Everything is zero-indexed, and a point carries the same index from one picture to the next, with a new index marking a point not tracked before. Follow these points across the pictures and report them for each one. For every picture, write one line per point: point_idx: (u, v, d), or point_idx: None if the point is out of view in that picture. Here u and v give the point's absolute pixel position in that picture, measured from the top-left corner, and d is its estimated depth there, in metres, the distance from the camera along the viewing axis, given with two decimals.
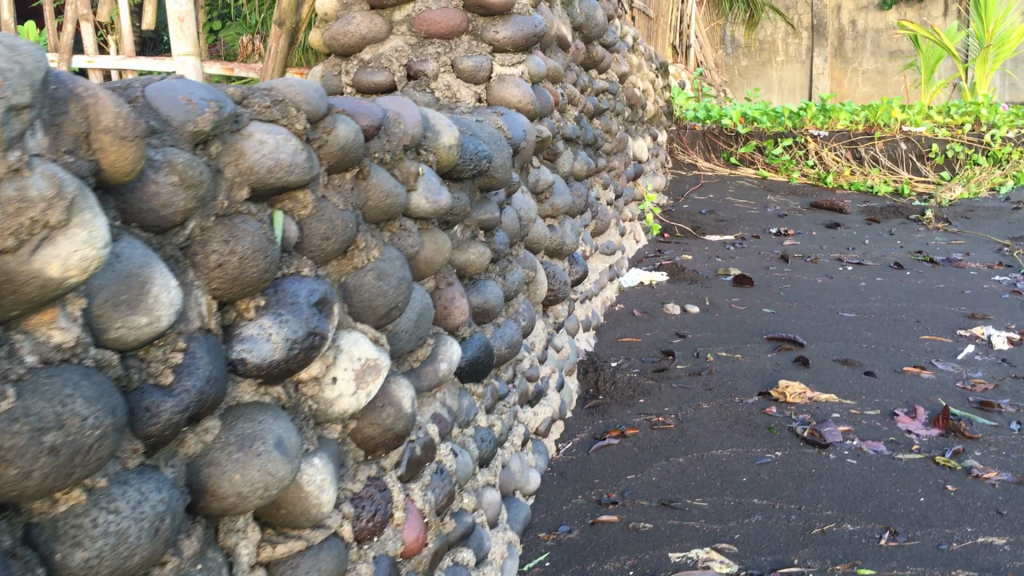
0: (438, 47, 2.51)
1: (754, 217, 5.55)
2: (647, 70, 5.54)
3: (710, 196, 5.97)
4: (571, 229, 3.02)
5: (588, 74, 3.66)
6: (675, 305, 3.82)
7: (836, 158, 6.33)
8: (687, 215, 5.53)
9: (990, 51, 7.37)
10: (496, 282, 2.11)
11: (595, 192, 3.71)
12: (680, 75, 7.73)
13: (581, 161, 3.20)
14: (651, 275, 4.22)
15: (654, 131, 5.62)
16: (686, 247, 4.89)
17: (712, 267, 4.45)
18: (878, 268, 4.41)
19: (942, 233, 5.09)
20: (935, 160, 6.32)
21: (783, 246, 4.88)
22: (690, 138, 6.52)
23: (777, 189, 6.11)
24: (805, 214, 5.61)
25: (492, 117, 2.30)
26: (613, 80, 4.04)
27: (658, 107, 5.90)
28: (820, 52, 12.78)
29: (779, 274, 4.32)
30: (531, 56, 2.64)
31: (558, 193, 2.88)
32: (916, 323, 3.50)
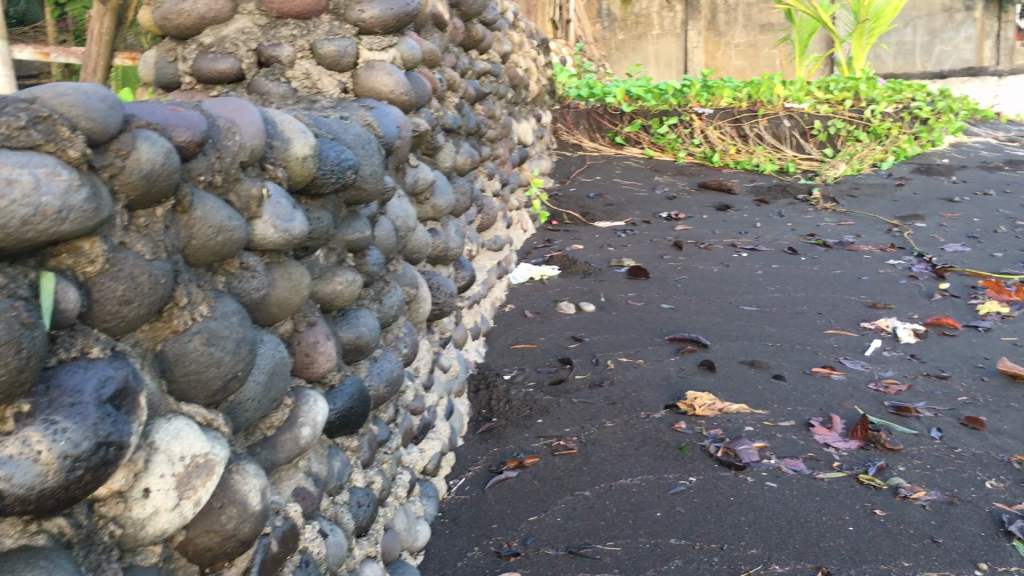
0: (294, 27, 2.18)
1: (642, 200, 5.35)
2: (528, 48, 5.25)
3: (597, 178, 5.75)
4: (456, 231, 2.72)
5: (468, 55, 3.33)
6: (570, 303, 3.55)
7: (722, 136, 6.16)
8: (575, 200, 5.30)
9: (865, 26, 7.27)
10: (371, 310, 1.79)
11: (480, 184, 3.41)
12: (562, 52, 7.48)
13: (465, 152, 2.89)
14: (542, 270, 3.95)
15: (538, 111, 5.35)
16: (575, 236, 4.65)
17: (604, 258, 4.21)
18: (772, 253, 4.25)
19: (831, 213, 4.94)
20: (818, 137, 6.18)
21: (675, 231, 4.68)
22: (574, 117, 6.32)
23: (664, 169, 5.93)
24: (694, 195, 5.44)
25: (360, 112, 1.97)
26: (495, 60, 3.74)
27: (541, 87, 5.63)
28: (694, 25, 12.78)
29: (674, 263, 4.11)
30: (404, 38, 2.32)
31: (439, 192, 2.57)
32: (819, 316, 3.32)
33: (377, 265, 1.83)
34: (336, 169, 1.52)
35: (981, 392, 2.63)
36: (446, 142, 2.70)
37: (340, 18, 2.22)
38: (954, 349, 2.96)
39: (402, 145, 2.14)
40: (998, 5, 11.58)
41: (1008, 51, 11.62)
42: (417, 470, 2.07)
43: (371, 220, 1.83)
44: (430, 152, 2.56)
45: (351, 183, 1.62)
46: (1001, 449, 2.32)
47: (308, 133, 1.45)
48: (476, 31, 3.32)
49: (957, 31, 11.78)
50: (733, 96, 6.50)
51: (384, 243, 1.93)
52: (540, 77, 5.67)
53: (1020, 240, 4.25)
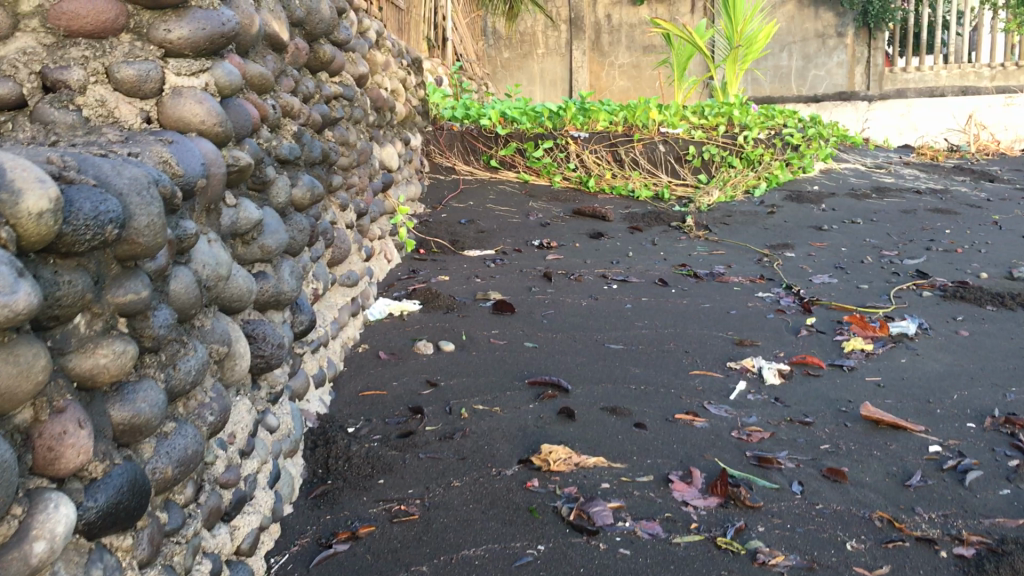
0: (85, 47, 1.89)
1: (515, 227, 5.20)
2: (396, 68, 5.05)
3: (469, 204, 5.57)
4: (292, 272, 2.47)
5: (316, 78, 3.11)
6: (428, 342, 3.35)
7: (597, 160, 6.07)
8: (445, 226, 5.12)
9: (738, 52, 7.31)
10: (157, 381, 1.54)
11: (328, 216, 3.18)
12: (438, 72, 7.30)
13: (306, 184, 2.65)
14: (402, 304, 3.74)
15: (407, 134, 5.15)
16: (443, 266, 4.45)
17: (470, 291, 4.03)
18: (642, 285, 4.14)
19: (703, 241, 4.89)
20: (692, 163, 6.15)
21: (545, 261, 4.53)
22: (448, 139, 6.16)
23: (539, 194, 5.80)
24: (568, 221, 5.32)
25: (156, 147, 1.72)
26: (350, 83, 3.52)
27: (411, 108, 5.43)
28: (578, 45, 12.81)
29: (542, 296, 3.96)
30: (219, 62, 2.08)
31: (269, 230, 2.32)
32: (686, 355, 3.21)
33: (169, 328, 1.58)
34: (92, 223, 1.28)
35: (844, 439, 2.54)
36: (280, 174, 2.46)
37: (143, 38, 1.95)
38: (817, 391, 2.88)
39: (212, 183, 1.90)
40: (867, 32, 12.03)
41: (877, 77, 12.06)
42: (224, 554, 1.82)
43: (159, 275, 1.58)
44: (259, 187, 2.31)
45: (120, 237, 1.37)
46: (863, 504, 2.21)
47: (51, 182, 1.20)
48: (324, 51, 3.10)
49: (829, 56, 12.16)
50: (608, 120, 6.42)
51: (180, 299, 1.67)
52: (409, 98, 5.48)
53: (885, 271, 4.26)
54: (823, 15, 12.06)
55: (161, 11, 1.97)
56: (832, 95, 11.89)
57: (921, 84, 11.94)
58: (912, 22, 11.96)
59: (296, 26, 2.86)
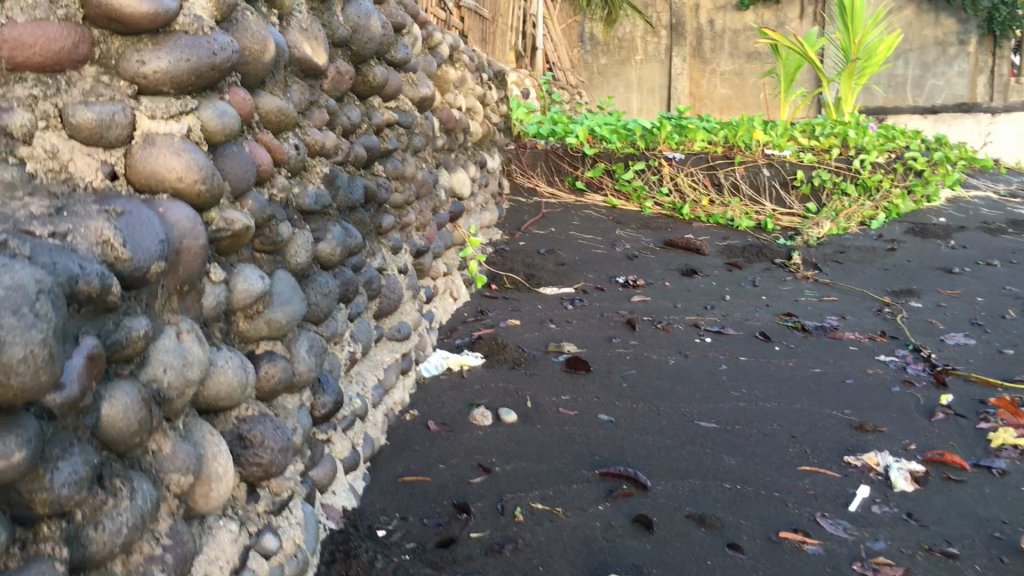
0: (33, 84, 1.43)
1: (599, 260, 4.72)
2: (473, 83, 4.63)
3: (549, 231, 5.11)
4: (312, 347, 2.03)
5: (363, 104, 2.67)
6: (486, 409, 2.88)
7: (693, 184, 5.54)
8: (522, 257, 4.68)
9: (856, 65, 6.62)
10: (57, 563, 1.10)
11: (372, 263, 2.75)
12: (524, 84, 6.86)
13: (339, 236, 2.22)
14: (463, 358, 3.29)
15: (483, 155, 4.72)
16: (515, 306, 4.00)
17: (542, 340, 3.55)
18: (741, 338, 3.60)
19: (812, 283, 4.31)
20: (800, 189, 5.54)
21: (630, 304, 4.03)
22: (530, 159, 5.75)
23: (628, 222, 5.31)
24: (658, 254, 4.80)
25: (96, 220, 1.30)
26: (410, 106, 3.10)
27: (489, 125, 5.00)
28: (679, 52, 12.16)
29: (624, 349, 3.46)
30: (214, 100, 1.66)
31: (280, 300, 1.88)
32: (792, 441, 2.67)
33: (82, 482, 1.14)
34: None
35: None
36: (302, 228, 2.03)
37: (114, 71, 1.53)
38: (961, 505, 2.31)
39: (184, 258, 1.47)
40: (993, 40, 11.00)
41: (1002, 88, 10.97)
42: None
43: (72, 408, 1.14)
44: (271, 247, 1.88)
45: None
46: None
47: None
48: (376, 74, 2.68)
49: (949, 64, 11.25)
50: (707, 139, 5.85)
51: (115, 427, 1.25)
52: (489, 116, 5.05)
53: None
54: (944, 21, 11.21)
55: (136, 37, 1.55)
56: (952, 106, 10.93)
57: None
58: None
59: (339, 45, 2.44)
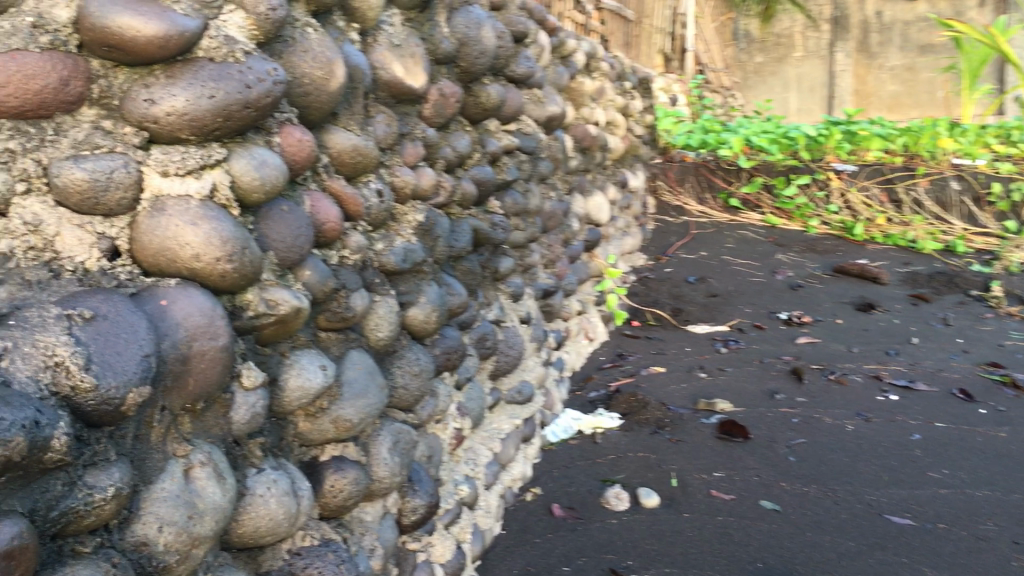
0: (9, 134, 1.10)
1: (758, 290, 4.17)
2: (614, 93, 4.17)
3: (700, 256, 4.60)
4: (396, 445, 1.62)
5: (474, 130, 2.27)
6: (624, 489, 2.40)
7: (868, 201, 4.92)
8: (669, 287, 4.19)
9: None
10: None
11: (486, 315, 2.34)
12: (673, 91, 6.35)
13: (436, 295, 1.81)
14: (596, 418, 2.82)
15: (624, 173, 4.26)
16: (660, 349, 3.52)
17: (691, 394, 3.05)
18: (934, 395, 3.00)
19: (1018, 322, 3.63)
20: (997, 205, 4.82)
21: (795, 348, 3.47)
22: (679, 174, 5.26)
23: (790, 243, 4.76)
24: (827, 284, 4.21)
25: (49, 332, 0.93)
26: (536, 128, 2.67)
27: (632, 138, 4.53)
28: (842, 47, 11.22)
29: (789, 410, 2.91)
30: (253, 146, 1.27)
31: (351, 392, 1.48)
32: (1016, 550, 2.09)
33: None
34: None
35: None
36: (385, 292, 1.63)
37: (118, 114, 1.17)
38: None
39: (193, 367, 1.08)
40: None
41: None
42: None
43: None
44: (343, 323, 1.48)
45: None
46: None
47: None
48: (489, 94, 2.27)
49: None
50: (883, 147, 5.13)
51: None
52: (632, 128, 4.59)
53: None
54: None
55: (146, 68, 1.19)
56: None
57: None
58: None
59: (443, 62, 2.05)
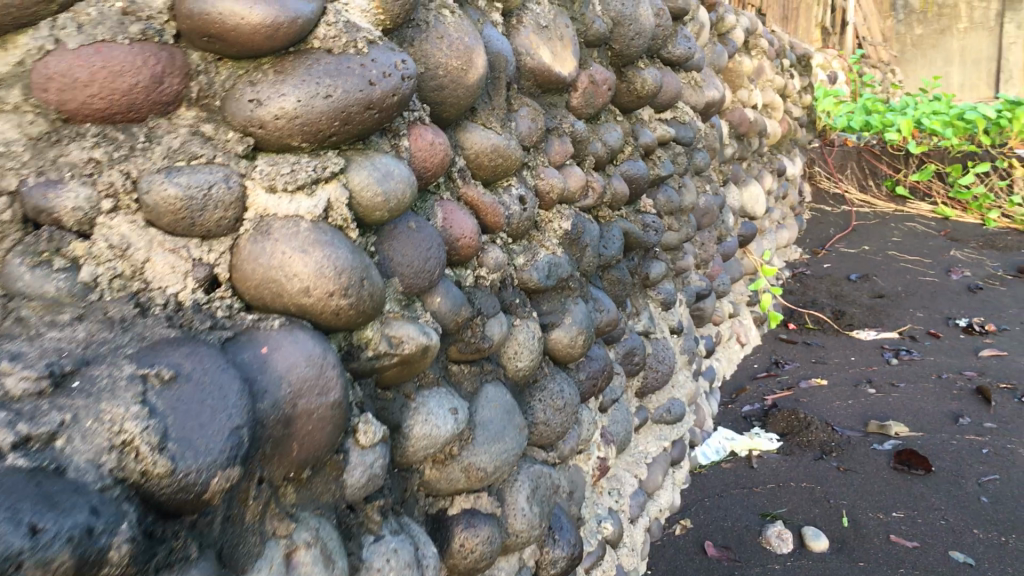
0: (96, 142, 0.91)
1: (930, 292, 3.77)
2: (773, 72, 3.82)
3: (863, 250, 4.21)
4: (536, 491, 1.40)
5: (627, 119, 2.02)
6: (786, 526, 2.12)
7: None
8: (828, 285, 3.84)
9: None
10: None
11: (634, 327, 2.10)
12: (832, 68, 5.89)
13: (583, 315, 1.58)
14: (753, 439, 2.54)
15: (781, 160, 3.91)
16: (820, 357, 3.19)
17: (859, 413, 2.72)
18: None
19: None
20: None
21: (978, 363, 3.08)
22: (838, 159, 4.86)
23: (966, 238, 4.31)
24: (1011, 287, 3.77)
25: (118, 401, 0.74)
26: (693, 115, 2.40)
27: (789, 120, 4.16)
28: (1013, 17, 9.99)
29: (976, 438, 2.55)
30: (376, 154, 1.07)
31: (485, 435, 1.26)
32: None
33: None
34: None
35: None
36: (527, 314, 1.42)
37: (219, 116, 0.99)
38: None
39: (297, 429, 0.89)
40: None
41: None
42: None
43: None
44: (478, 355, 1.27)
45: None
46: None
47: None
48: (644, 79, 2.02)
49: None
50: None
51: None
52: (790, 110, 4.23)
53: None
54: None
55: (253, 62, 1.00)
56: None
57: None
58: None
59: (595, 44, 1.81)
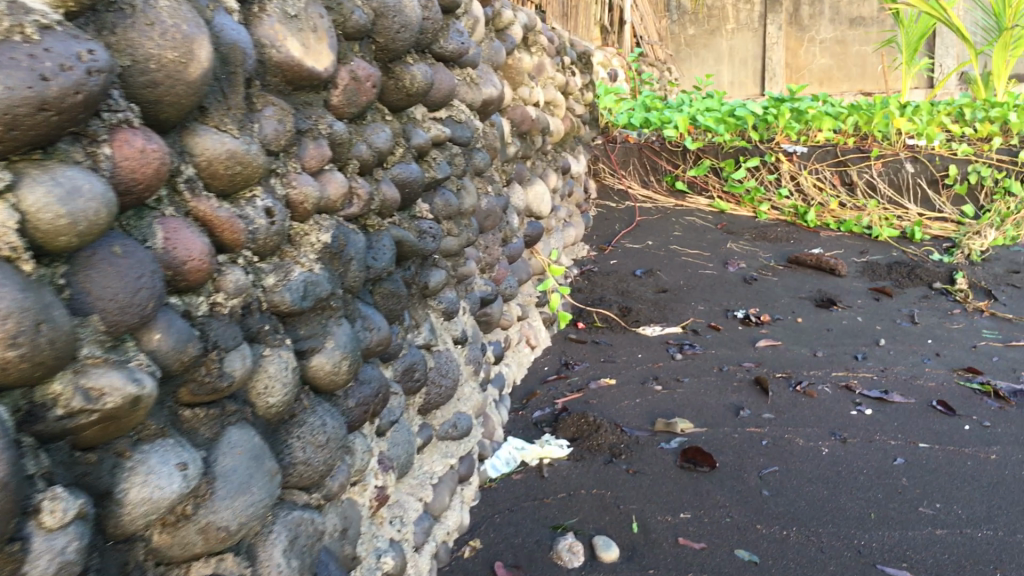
0: None
1: (710, 285, 3.87)
2: (554, 69, 3.81)
3: (647, 246, 4.28)
4: (296, 541, 1.23)
5: (396, 118, 1.88)
6: (577, 538, 2.05)
7: (819, 184, 4.67)
8: (614, 282, 3.86)
9: (1012, 34, 5.51)
10: None
11: (415, 340, 1.97)
12: (612, 67, 6.00)
13: (349, 336, 1.42)
14: (543, 447, 2.47)
15: (565, 157, 3.91)
16: (609, 356, 3.19)
17: (647, 412, 2.72)
18: (911, 407, 2.70)
19: (988, 319, 3.38)
20: (954, 189, 4.59)
21: (756, 353, 3.16)
22: (621, 156, 4.94)
23: (740, 231, 4.48)
24: (782, 276, 3.93)
25: None
26: (470, 114, 2.29)
27: (572, 117, 4.17)
28: (774, 19, 10.66)
29: (757, 430, 2.59)
30: (61, 164, 0.87)
31: (228, 487, 1.08)
32: None
33: None
34: None
35: None
36: (279, 342, 1.25)
37: None
38: None
39: None
40: None
41: None
42: None
43: None
44: (215, 396, 1.09)
45: None
46: None
47: None
48: (413, 75, 1.88)
49: None
50: (834, 127, 4.89)
51: None
52: (572, 107, 4.25)
53: None
54: None
55: None
56: None
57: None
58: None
59: (357, 37, 1.65)
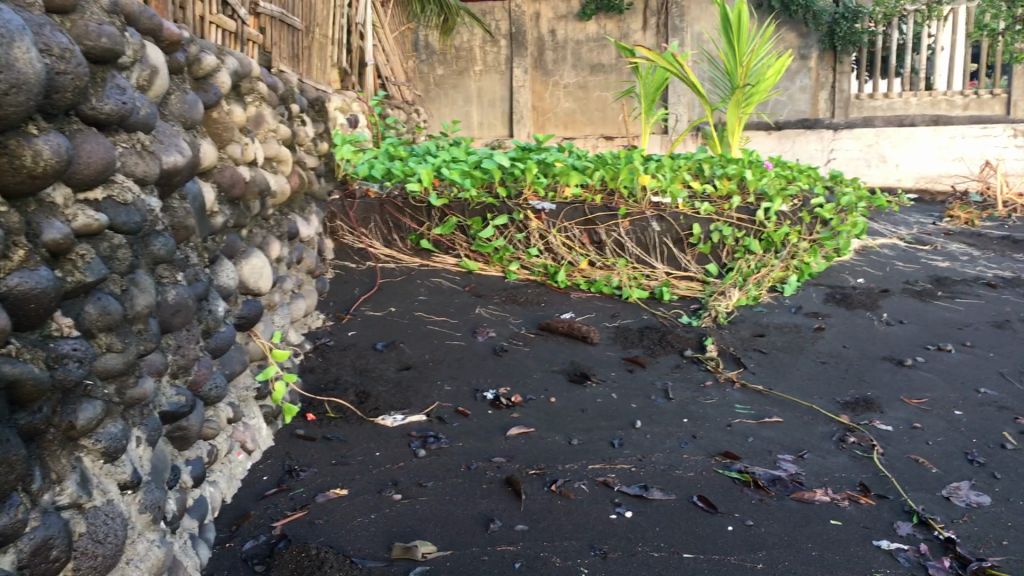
0: None
1: (458, 358, 3.53)
2: (277, 121, 3.35)
3: (389, 313, 3.89)
4: None
5: (13, 206, 1.37)
6: None
7: (568, 243, 4.49)
8: (351, 359, 3.44)
9: (744, 92, 5.64)
10: None
11: (54, 502, 1.45)
12: (351, 113, 5.59)
13: None
14: None
15: (293, 220, 3.45)
16: (341, 456, 2.74)
17: (383, 534, 2.30)
18: (673, 504, 2.47)
19: (740, 391, 3.27)
20: (698, 248, 4.55)
21: (507, 445, 2.84)
22: (361, 212, 4.54)
23: (490, 293, 4.21)
24: (533, 346, 3.67)
25: None
26: (140, 191, 1.80)
27: (302, 172, 3.72)
28: (520, 63, 10.66)
29: (508, 549, 2.25)
30: None
31: None
32: None
33: None
34: None
35: None
36: None
37: None
38: None
39: None
40: (833, 55, 9.30)
41: (843, 103, 9.25)
42: None
43: None
44: None
45: None
46: None
47: None
48: (36, 150, 1.38)
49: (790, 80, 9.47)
50: (581, 182, 4.70)
51: None
52: (302, 160, 3.80)
53: None
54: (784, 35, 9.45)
55: None
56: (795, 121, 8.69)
57: (889, 113, 8.94)
58: (880, 44, 9.04)
59: None
